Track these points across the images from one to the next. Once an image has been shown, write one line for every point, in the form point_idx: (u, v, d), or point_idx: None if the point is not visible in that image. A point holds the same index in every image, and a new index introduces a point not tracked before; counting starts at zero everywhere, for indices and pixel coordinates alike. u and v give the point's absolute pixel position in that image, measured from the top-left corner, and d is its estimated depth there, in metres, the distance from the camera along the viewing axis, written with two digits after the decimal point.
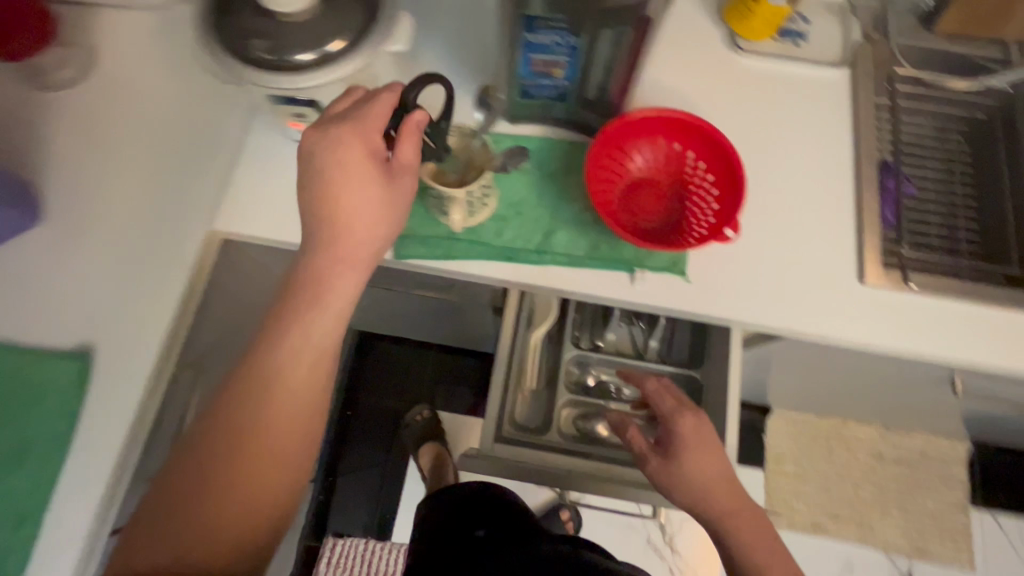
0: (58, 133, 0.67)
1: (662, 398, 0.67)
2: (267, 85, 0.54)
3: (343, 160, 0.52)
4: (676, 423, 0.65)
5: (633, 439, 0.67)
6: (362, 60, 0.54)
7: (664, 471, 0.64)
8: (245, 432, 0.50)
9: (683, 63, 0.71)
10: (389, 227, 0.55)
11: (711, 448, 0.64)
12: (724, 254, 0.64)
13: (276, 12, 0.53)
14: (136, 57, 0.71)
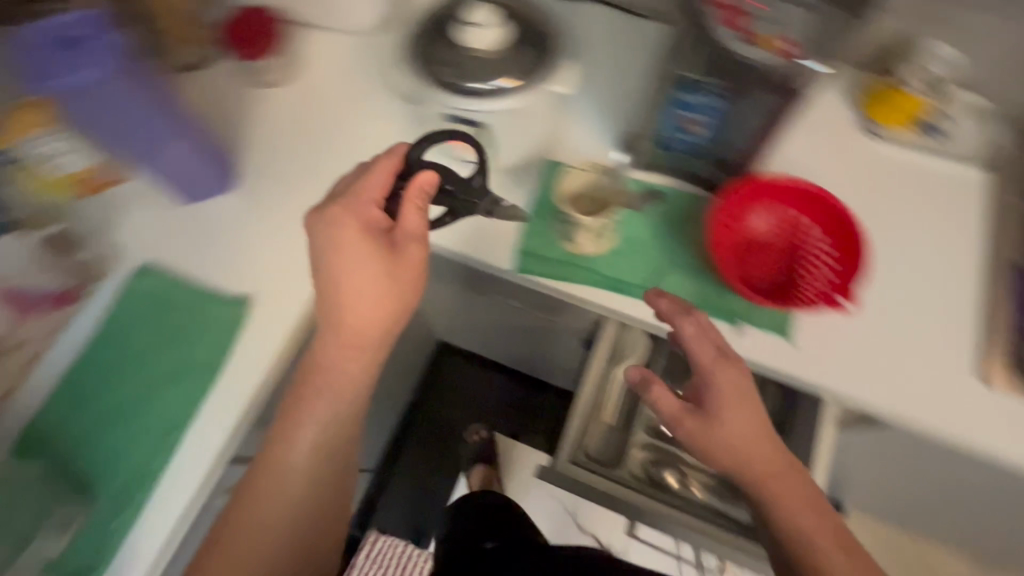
0: (261, 122, 0.82)
1: (702, 350, 0.61)
2: (449, 105, 0.63)
3: (337, 235, 0.60)
4: (715, 380, 0.61)
5: (665, 398, 0.62)
6: (531, 95, 0.62)
7: (700, 433, 0.61)
8: (268, 474, 0.62)
9: (814, 140, 0.74)
10: (382, 291, 0.61)
11: (745, 404, 0.61)
12: (834, 325, 0.65)
13: (469, 49, 0.63)
14: (331, 70, 0.85)
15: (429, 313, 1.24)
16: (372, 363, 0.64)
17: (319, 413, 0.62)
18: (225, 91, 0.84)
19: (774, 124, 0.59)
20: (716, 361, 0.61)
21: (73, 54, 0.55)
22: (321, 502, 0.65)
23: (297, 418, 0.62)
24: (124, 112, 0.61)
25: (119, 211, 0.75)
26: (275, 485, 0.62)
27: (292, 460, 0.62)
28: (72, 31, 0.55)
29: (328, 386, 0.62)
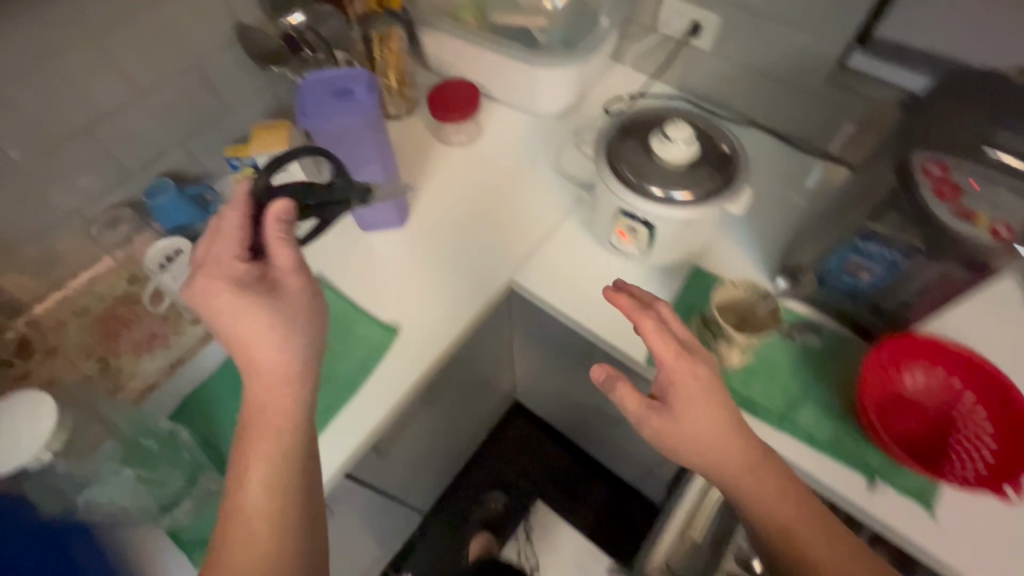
0: (437, 173, 0.92)
1: (662, 347, 0.59)
2: (627, 202, 0.68)
3: (210, 301, 0.55)
4: (677, 376, 0.58)
5: (630, 398, 0.60)
6: (708, 210, 0.65)
7: (669, 430, 0.59)
8: (228, 533, 0.51)
9: (976, 308, 0.72)
10: (283, 311, 0.55)
11: (711, 402, 0.59)
12: (986, 509, 0.60)
13: (657, 156, 0.67)
14: (506, 142, 0.95)
15: (517, 373, 1.26)
16: (308, 399, 0.56)
17: (263, 449, 0.53)
18: (412, 140, 0.95)
19: (950, 290, 0.60)
20: (679, 356, 0.58)
21: (339, 102, 0.66)
22: (306, 522, 0.54)
23: (240, 456, 0.53)
24: (357, 152, 0.72)
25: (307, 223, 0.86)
26: (244, 543, 0.51)
27: (266, 499, 0.52)
28: (343, 84, 0.67)
29: (264, 419, 0.54)
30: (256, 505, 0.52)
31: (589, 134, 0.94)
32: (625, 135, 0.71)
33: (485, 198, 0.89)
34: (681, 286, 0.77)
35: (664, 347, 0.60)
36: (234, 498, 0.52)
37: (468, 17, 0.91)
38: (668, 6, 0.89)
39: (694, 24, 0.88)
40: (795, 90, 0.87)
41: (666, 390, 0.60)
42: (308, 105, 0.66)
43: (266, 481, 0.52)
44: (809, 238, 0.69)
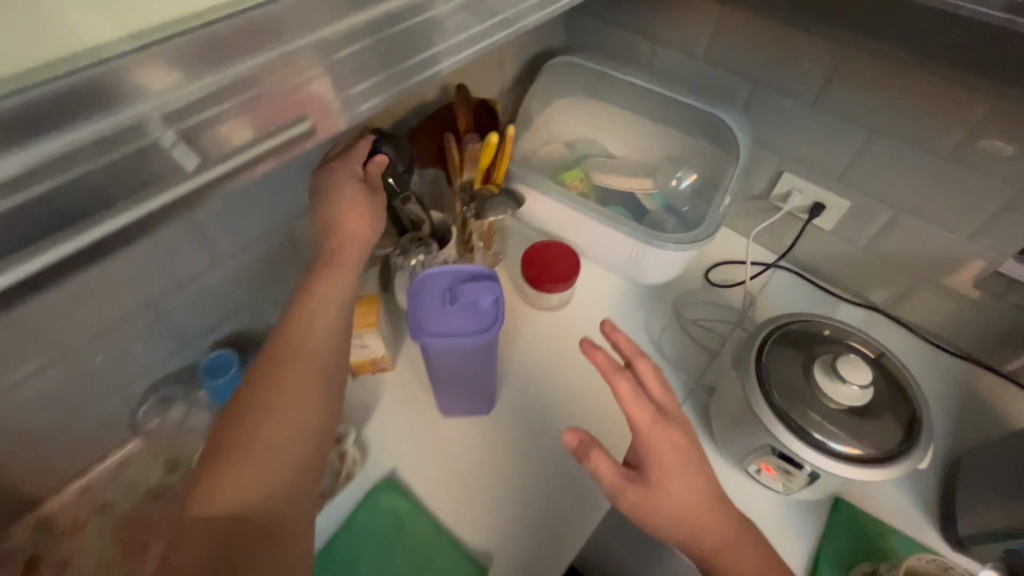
0: (526, 347, 0.82)
1: (638, 412, 0.56)
2: (792, 449, 0.57)
3: (336, 183, 0.60)
4: (654, 444, 0.55)
5: (608, 468, 0.55)
6: (900, 472, 0.55)
7: (646, 504, 0.54)
8: (258, 405, 0.49)
9: None
10: (373, 211, 0.60)
11: (687, 467, 0.55)
12: None
13: (823, 395, 0.58)
14: (600, 311, 0.86)
15: None
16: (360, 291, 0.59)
17: (321, 314, 0.55)
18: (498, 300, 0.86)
19: None
20: (656, 423, 0.56)
21: (461, 318, 0.55)
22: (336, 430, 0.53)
23: (298, 321, 0.54)
24: (467, 358, 0.61)
25: (380, 403, 0.76)
26: (278, 411, 0.49)
27: (304, 373, 0.52)
28: (467, 296, 0.55)
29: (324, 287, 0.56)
30: (286, 376, 0.51)
31: (692, 310, 0.86)
32: (778, 360, 0.62)
33: (581, 381, 0.79)
34: (829, 535, 0.64)
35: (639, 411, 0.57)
36: (280, 368, 0.51)
37: (570, 182, 0.84)
38: (785, 181, 0.83)
39: (816, 205, 0.82)
40: (929, 285, 0.79)
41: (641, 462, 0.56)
42: (422, 319, 0.55)
43: (309, 358, 0.53)
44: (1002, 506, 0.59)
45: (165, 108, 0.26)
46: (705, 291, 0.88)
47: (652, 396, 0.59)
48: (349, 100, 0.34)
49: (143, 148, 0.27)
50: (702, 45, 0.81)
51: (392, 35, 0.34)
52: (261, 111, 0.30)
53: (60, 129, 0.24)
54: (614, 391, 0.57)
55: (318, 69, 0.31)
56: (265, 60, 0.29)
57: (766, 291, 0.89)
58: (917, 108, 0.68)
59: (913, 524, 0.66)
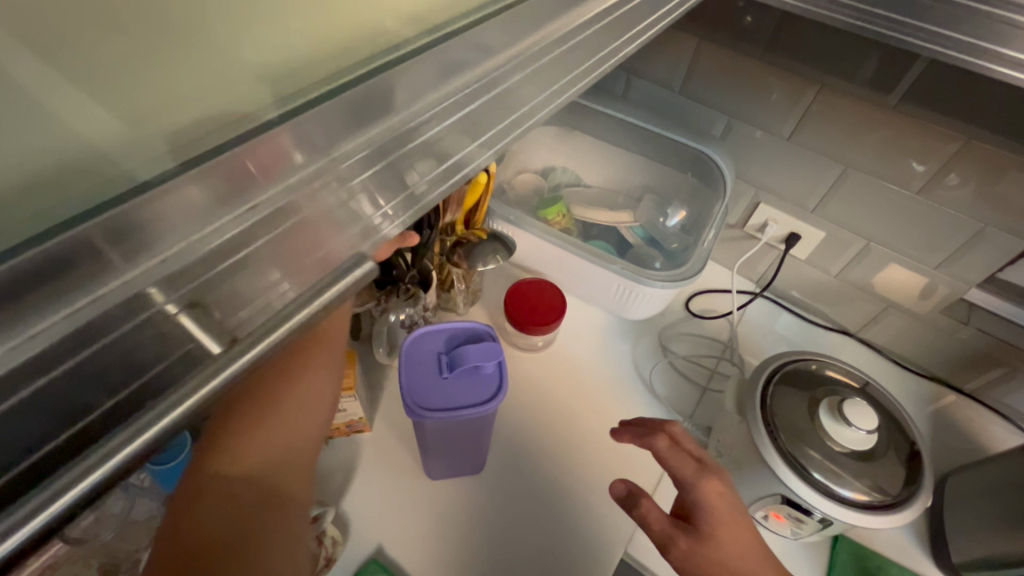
0: (515, 392, 0.77)
1: (683, 465, 0.56)
2: (803, 495, 0.55)
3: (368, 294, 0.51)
4: (704, 494, 0.54)
5: (656, 513, 0.54)
6: (910, 514, 0.54)
7: (695, 556, 0.52)
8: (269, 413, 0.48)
9: None
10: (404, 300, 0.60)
11: (732, 512, 0.54)
12: None
13: (829, 438, 0.57)
14: (586, 347, 0.83)
15: None
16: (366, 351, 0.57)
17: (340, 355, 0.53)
18: None
19: None
20: (702, 473, 0.55)
21: (464, 386, 0.51)
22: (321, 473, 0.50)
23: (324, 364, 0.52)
24: (469, 426, 0.56)
25: (359, 470, 0.68)
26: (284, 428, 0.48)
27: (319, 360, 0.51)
28: (471, 362, 0.50)
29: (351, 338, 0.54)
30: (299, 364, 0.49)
31: (676, 343, 0.85)
32: (779, 401, 0.61)
33: (576, 428, 0.75)
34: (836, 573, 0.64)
35: (682, 463, 0.56)
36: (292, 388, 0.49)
37: (553, 217, 0.80)
38: (761, 211, 0.84)
39: (792, 235, 0.83)
40: (899, 310, 0.82)
41: (692, 511, 0.54)
42: (420, 393, 0.50)
43: (328, 372, 0.52)
44: (993, 535, 0.61)
45: (184, 266, 0.21)
46: (688, 323, 0.87)
47: (692, 449, 0.58)
48: (366, 220, 0.30)
49: (164, 313, 0.21)
50: (680, 78, 0.80)
51: (407, 151, 0.29)
52: (289, 246, 0.26)
53: (48, 311, 0.18)
54: (652, 448, 0.57)
55: (346, 188, 0.27)
56: (290, 194, 0.24)
57: (745, 319, 0.90)
58: (889, 153, 0.69)
59: (907, 552, 0.67)
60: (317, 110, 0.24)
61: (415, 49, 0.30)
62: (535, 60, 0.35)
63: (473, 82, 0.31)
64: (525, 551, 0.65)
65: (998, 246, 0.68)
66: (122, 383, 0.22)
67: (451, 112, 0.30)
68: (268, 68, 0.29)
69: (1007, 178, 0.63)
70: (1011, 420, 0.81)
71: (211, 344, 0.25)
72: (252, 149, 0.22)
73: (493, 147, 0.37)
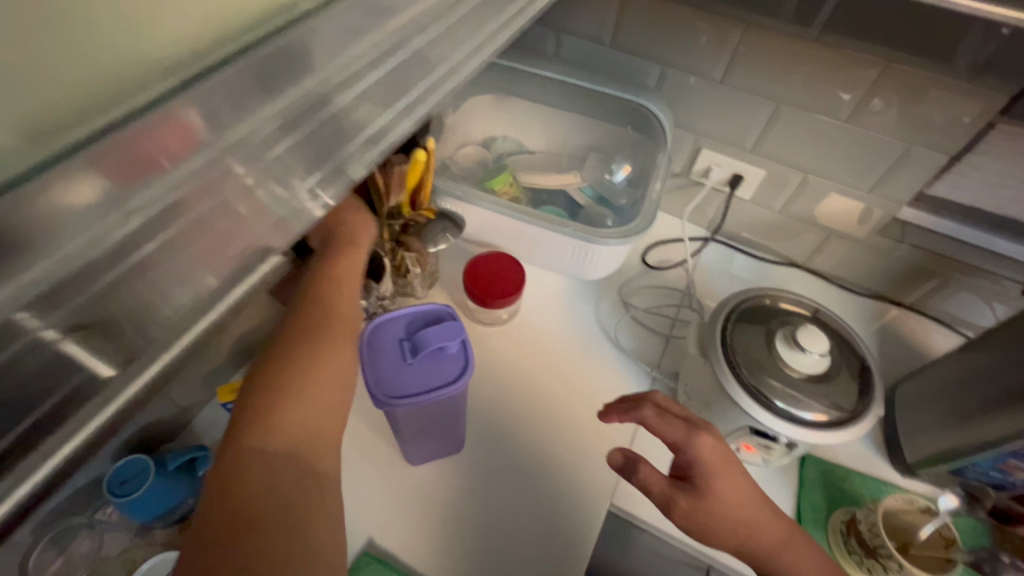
0: (486, 366, 0.77)
1: (673, 429, 0.57)
2: (767, 423, 0.58)
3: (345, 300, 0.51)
4: (698, 452, 0.55)
5: (655, 478, 0.56)
6: (864, 425, 0.58)
7: (696, 511, 0.54)
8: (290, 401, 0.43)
9: None
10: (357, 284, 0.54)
11: (728, 465, 0.55)
12: None
13: (785, 365, 0.60)
14: (550, 313, 0.83)
15: None
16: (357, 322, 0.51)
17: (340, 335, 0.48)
18: None
19: None
20: (692, 431, 0.56)
21: (432, 369, 0.50)
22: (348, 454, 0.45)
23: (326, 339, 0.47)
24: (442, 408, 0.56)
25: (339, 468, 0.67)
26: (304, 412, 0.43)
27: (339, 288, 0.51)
28: (434, 344, 0.49)
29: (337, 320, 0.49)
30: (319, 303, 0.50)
31: (636, 296, 0.86)
32: (739, 337, 0.63)
33: (549, 394, 0.76)
34: (806, 490, 0.68)
35: (672, 427, 0.57)
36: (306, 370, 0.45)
37: (500, 187, 0.79)
38: (704, 157, 0.86)
39: (735, 177, 0.85)
40: (839, 237, 0.86)
41: (687, 468, 0.56)
42: (386, 381, 0.49)
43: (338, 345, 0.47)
44: (939, 430, 0.66)
45: (53, 294, 0.19)
46: (647, 276, 0.89)
47: (678, 408, 0.60)
48: (290, 200, 0.28)
49: (45, 339, 0.20)
50: (609, 30, 0.79)
51: (315, 125, 0.27)
52: (194, 246, 0.24)
53: None
54: (641, 421, 0.58)
55: (244, 182, 0.25)
56: (181, 189, 0.22)
57: (700, 264, 0.92)
58: (812, 85, 0.71)
59: (867, 461, 0.72)
60: (215, 82, 0.23)
61: (311, 9, 0.28)
62: (440, 19, 0.33)
63: (373, 48, 0.29)
64: (515, 520, 0.66)
65: (921, 164, 0.72)
66: (6, 427, 0.20)
67: (355, 82, 0.28)
68: (141, 42, 0.26)
69: (922, 95, 0.66)
70: (947, 325, 0.88)
71: (103, 367, 0.23)
72: (148, 131, 0.21)
73: (416, 116, 0.35)
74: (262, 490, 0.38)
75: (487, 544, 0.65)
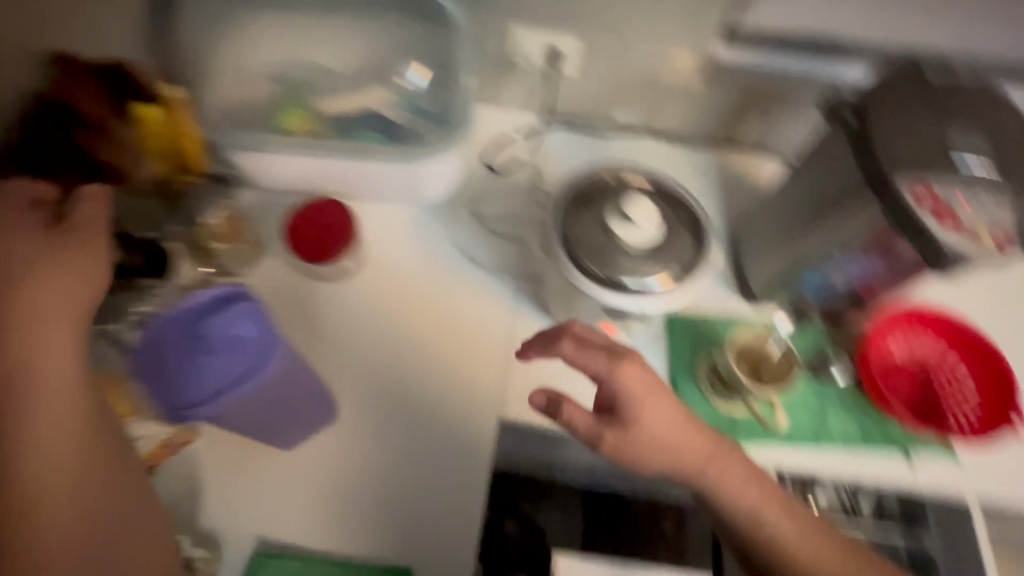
0: (342, 325, 0.71)
1: (594, 362, 0.55)
2: (611, 302, 0.59)
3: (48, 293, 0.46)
4: (620, 384, 0.54)
5: (580, 417, 0.55)
6: (699, 279, 0.60)
7: (623, 443, 0.55)
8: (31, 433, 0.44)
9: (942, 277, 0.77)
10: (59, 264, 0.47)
11: (652, 392, 0.55)
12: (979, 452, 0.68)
13: (620, 241, 0.60)
14: (398, 250, 0.77)
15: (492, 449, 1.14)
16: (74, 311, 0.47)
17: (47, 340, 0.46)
18: (283, 293, 0.72)
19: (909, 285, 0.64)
20: (615, 362, 0.54)
21: (223, 356, 0.48)
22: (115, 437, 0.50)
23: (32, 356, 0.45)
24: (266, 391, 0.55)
25: (206, 481, 0.62)
26: (52, 434, 0.45)
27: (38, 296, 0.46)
28: (224, 332, 0.48)
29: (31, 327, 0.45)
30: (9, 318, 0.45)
31: (486, 205, 0.80)
32: (575, 223, 0.61)
33: (415, 334, 0.72)
34: (674, 349, 0.71)
35: (596, 361, 0.55)
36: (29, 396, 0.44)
37: (294, 123, 0.70)
38: (517, 34, 0.76)
39: (551, 49, 0.78)
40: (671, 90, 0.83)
41: (614, 401, 0.55)
42: (182, 389, 0.47)
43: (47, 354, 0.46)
44: (778, 260, 0.69)
45: None
46: (494, 180, 0.82)
47: (600, 338, 0.57)
48: None
49: None
50: None
51: None
52: None
53: None
54: (562, 356, 0.56)
55: None
56: None
57: (543, 152, 0.85)
58: None
59: (728, 303, 0.74)
60: None
61: None
62: None
63: None
64: (406, 469, 0.65)
65: None
66: None
67: None
68: None
69: None
70: None
71: None
72: None
73: None
74: (52, 526, 0.44)
75: (383, 502, 0.64)
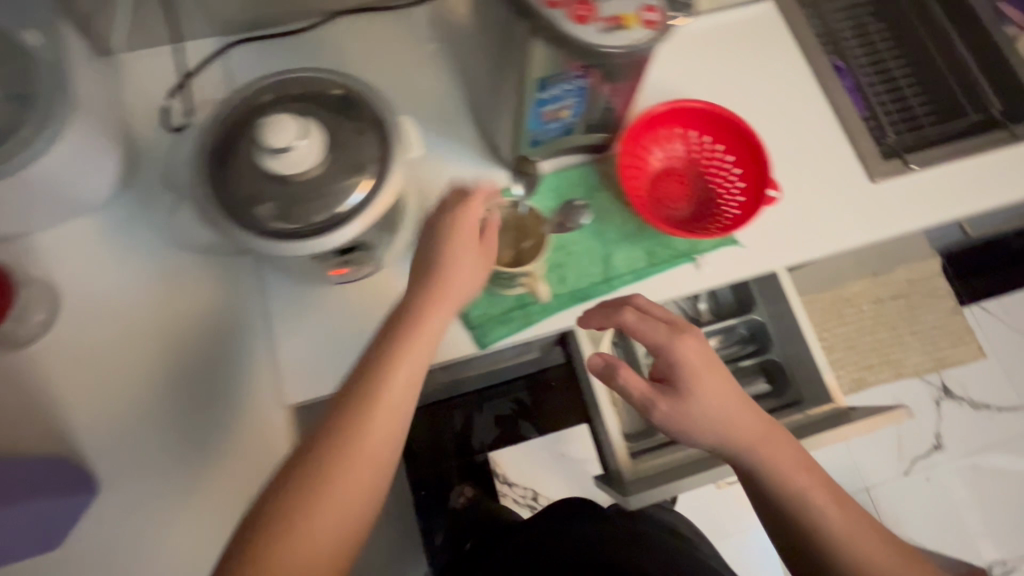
0: (65, 387, 0.60)
1: (654, 334, 0.52)
2: (307, 250, 0.50)
3: None
4: (683, 353, 0.52)
5: (635, 382, 0.53)
6: (394, 183, 0.51)
7: (679, 412, 0.52)
8: None
9: (679, 66, 0.73)
10: None
11: (716, 366, 0.52)
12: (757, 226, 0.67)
13: (283, 177, 0.48)
14: (97, 274, 0.63)
15: None
16: None
17: None
18: None
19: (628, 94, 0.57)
20: (676, 336, 0.52)
21: None
22: None
23: None
24: None
25: None
26: None
27: (382, 347, 0.48)
28: None
29: None
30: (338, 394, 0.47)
31: (177, 178, 0.65)
32: (229, 177, 0.50)
33: (156, 360, 0.61)
34: None
35: (654, 331, 0.53)
36: None
37: None
38: None
39: None
40: None
41: (672, 372, 0.52)
42: None
43: None
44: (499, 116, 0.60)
45: None
46: (180, 142, 0.66)
47: (663, 317, 0.54)
48: None
49: None
50: None
51: None
52: None
53: None
54: (620, 325, 0.54)
55: None
56: None
57: (224, 86, 0.69)
58: None
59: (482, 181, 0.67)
60: None
61: None
62: None
63: None
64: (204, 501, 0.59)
65: None
66: None
67: None
68: None
69: None
70: None
71: None
72: None
73: None
74: None
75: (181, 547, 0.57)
